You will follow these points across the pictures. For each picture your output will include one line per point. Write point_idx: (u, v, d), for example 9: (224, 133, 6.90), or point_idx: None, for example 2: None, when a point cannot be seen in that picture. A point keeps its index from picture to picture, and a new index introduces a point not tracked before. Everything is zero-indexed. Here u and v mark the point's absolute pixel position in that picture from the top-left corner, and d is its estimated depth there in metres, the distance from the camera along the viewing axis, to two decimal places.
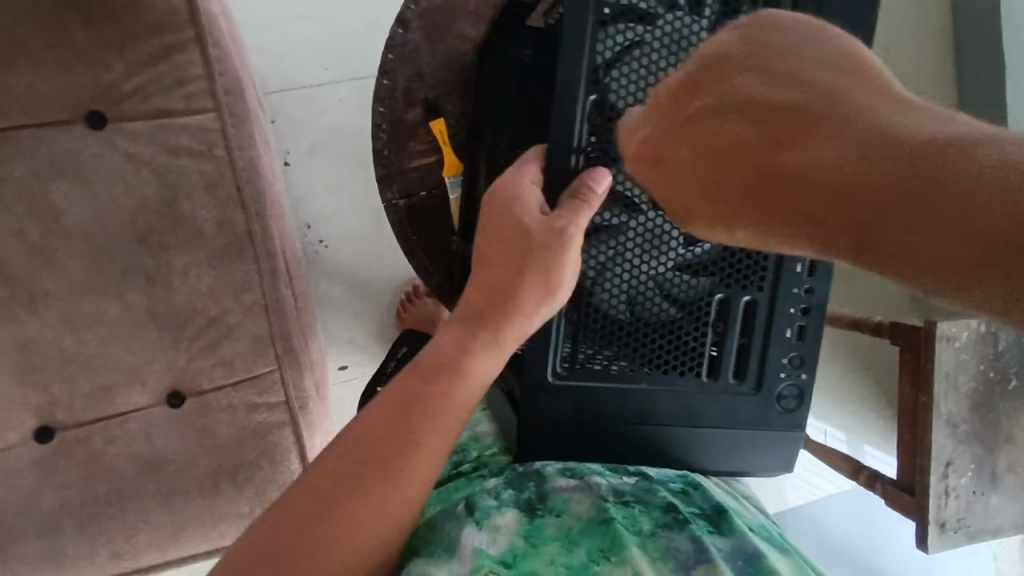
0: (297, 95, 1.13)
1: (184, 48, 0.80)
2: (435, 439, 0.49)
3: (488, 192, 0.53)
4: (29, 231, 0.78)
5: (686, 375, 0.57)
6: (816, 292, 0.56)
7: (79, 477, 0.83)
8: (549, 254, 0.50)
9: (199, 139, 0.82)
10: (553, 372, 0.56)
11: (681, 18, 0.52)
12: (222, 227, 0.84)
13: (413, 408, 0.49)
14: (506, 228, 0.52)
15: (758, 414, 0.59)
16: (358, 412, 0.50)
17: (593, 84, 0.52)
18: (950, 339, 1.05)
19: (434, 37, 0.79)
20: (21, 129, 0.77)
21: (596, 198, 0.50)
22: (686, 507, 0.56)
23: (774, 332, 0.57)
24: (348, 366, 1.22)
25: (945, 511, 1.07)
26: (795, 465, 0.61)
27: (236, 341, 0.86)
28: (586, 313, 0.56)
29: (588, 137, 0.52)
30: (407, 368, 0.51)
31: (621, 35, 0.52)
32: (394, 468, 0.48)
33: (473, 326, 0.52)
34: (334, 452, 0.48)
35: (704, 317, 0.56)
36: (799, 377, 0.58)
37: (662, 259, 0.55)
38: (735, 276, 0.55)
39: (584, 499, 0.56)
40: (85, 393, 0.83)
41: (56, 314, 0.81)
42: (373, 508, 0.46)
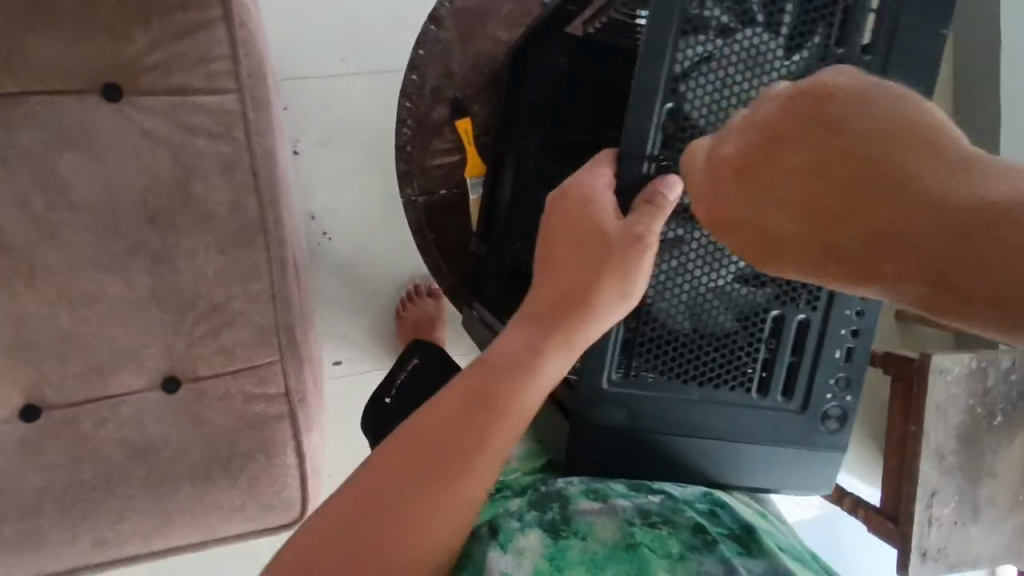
0: (311, 85, 1.12)
1: (211, 26, 0.78)
2: (505, 438, 0.45)
3: (561, 191, 0.51)
4: (33, 200, 0.76)
5: (736, 391, 0.56)
6: (867, 314, 0.55)
7: (63, 459, 0.79)
8: (628, 256, 0.48)
9: (219, 120, 0.80)
10: (609, 379, 0.54)
11: (760, 35, 0.49)
12: (234, 211, 0.82)
13: (485, 406, 0.45)
14: (583, 228, 0.49)
15: (803, 434, 0.57)
16: (419, 409, 0.46)
17: (671, 92, 0.50)
18: (942, 371, 1.07)
19: (467, 38, 0.80)
20: (34, 95, 0.74)
21: (669, 204, 0.48)
22: (715, 528, 0.55)
23: (824, 352, 0.55)
24: (343, 362, 1.20)
25: (927, 540, 1.09)
26: (831, 485, 0.60)
27: (239, 329, 0.84)
28: (643, 322, 0.54)
29: (660, 146, 0.50)
30: (473, 364, 0.47)
31: (699, 47, 0.49)
32: (461, 469, 0.44)
33: (547, 324, 0.48)
34: (398, 447, 0.44)
35: (758, 333, 0.55)
36: (844, 399, 0.57)
37: (721, 271, 0.53)
38: (792, 292, 0.54)
39: (609, 522, 0.54)
40: (77, 373, 0.80)
41: (53, 288, 0.78)
42: (442, 505, 0.43)
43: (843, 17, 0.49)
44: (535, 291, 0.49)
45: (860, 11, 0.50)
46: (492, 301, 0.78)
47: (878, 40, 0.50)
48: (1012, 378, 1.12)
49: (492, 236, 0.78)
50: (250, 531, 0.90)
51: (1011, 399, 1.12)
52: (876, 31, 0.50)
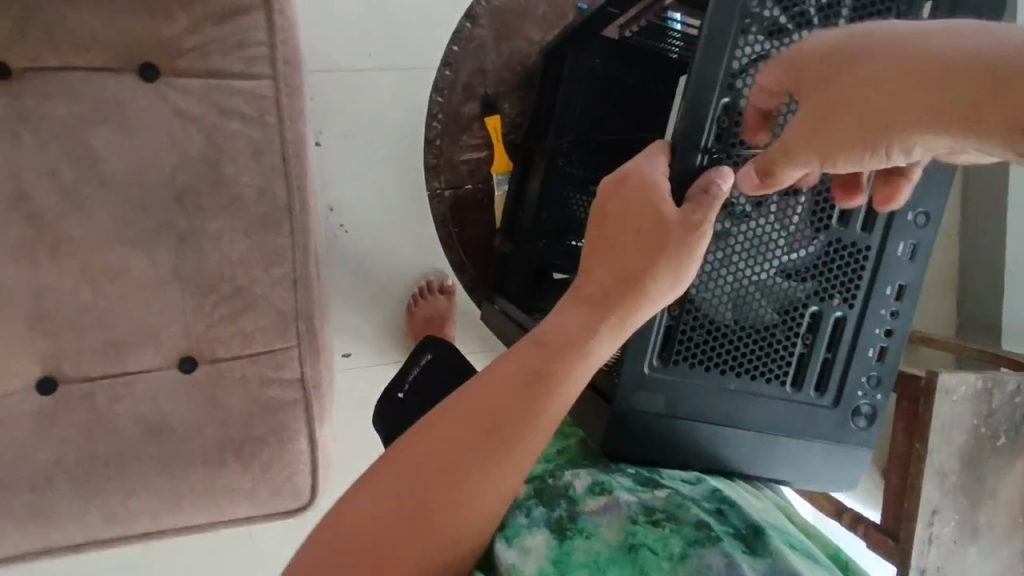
0: (339, 77, 1.13)
1: (251, 12, 0.79)
2: (554, 415, 0.46)
3: (617, 175, 0.51)
4: (64, 173, 0.76)
5: (771, 384, 0.57)
6: (901, 315, 0.57)
7: (76, 434, 0.79)
8: (683, 243, 0.48)
9: (253, 105, 0.81)
10: (650, 364, 0.55)
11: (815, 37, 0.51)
12: (261, 195, 0.83)
13: (537, 382, 0.46)
14: (641, 213, 0.49)
15: (834, 430, 0.58)
16: (472, 381, 0.47)
17: (728, 87, 0.51)
18: (948, 390, 1.08)
19: (502, 37, 0.81)
20: (73, 70, 0.75)
21: (722, 196, 0.48)
22: (720, 525, 0.50)
23: (859, 349, 0.57)
24: (352, 354, 1.21)
25: (927, 558, 1.09)
26: (857, 484, 0.61)
27: (259, 313, 0.85)
28: (686, 310, 0.55)
29: (713, 139, 0.52)
30: (527, 341, 0.48)
31: (757, 45, 0.51)
32: (511, 441, 0.45)
33: (601, 307, 0.48)
34: (449, 416, 0.45)
35: (796, 327, 0.56)
36: (875, 398, 0.58)
37: (763, 266, 0.54)
38: (829, 289, 0.55)
39: (614, 521, 0.51)
40: (94, 348, 0.80)
41: (77, 262, 0.78)
42: (491, 478, 0.44)
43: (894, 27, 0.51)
44: (588, 272, 0.50)
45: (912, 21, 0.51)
46: (516, 296, 0.79)
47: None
48: (1017, 401, 1.14)
49: (518, 233, 0.79)
50: (257, 516, 0.90)
51: (1014, 421, 1.14)
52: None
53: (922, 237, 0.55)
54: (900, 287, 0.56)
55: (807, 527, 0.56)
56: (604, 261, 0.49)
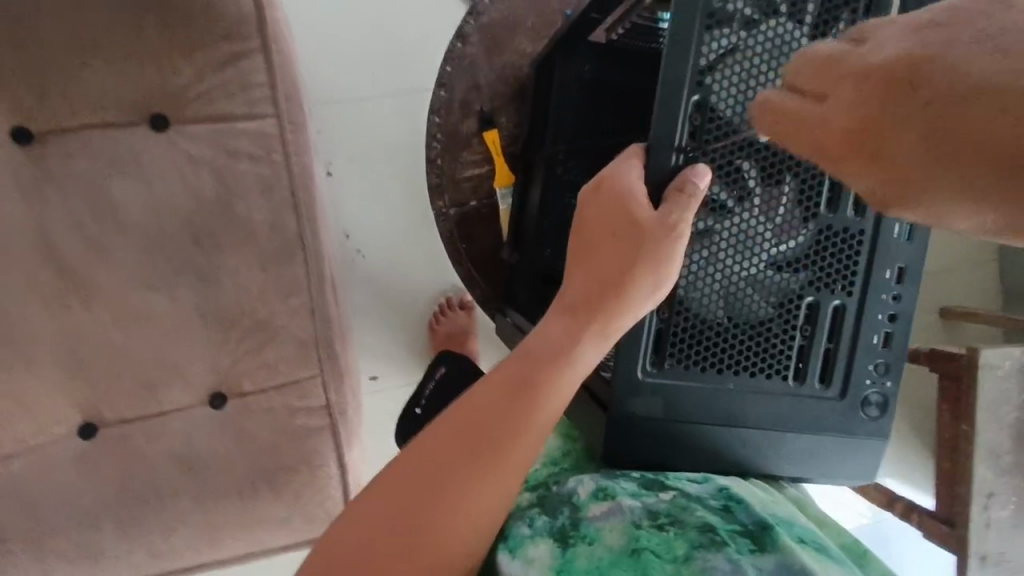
0: (343, 107, 1.16)
1: (250, 55, 0.82)
2: (542, 425, 0.47)
3: (593, 186, 0.52)
4: (88, 226, 0.80)
5: (772, 379, 0.55)
6: (903, 300, 0.55)
7: (118, 473, 0.83)
8: (661, 244, 0.49)
9: (258, 144, 0.84)
10: (643, 368, 0.54)
11: (783, 25, 0.50)
12: (273, 230, 0.85)
13: (526, 390, 0.47)
14: (617, 221, 0.50)
15: (843, 422, 0.56)
16: (462, 394, 0.48)
17: (697, 84, 0.50)
18: (991, 367, 1.04)
19: (492, 52, 0.82)
20: (89, 129, 0.79)
21: (700, 193, 0.49)
22: (725, 525, 0.49)
23: (861, 337, 0.55)
24: (379, 377, 1.23)
25: (986, 543, 1.04)
26: (876, 476, 0.59)
27: (281, 344, 0.87)
28: (676, 311, 0.54)
29: (687, 138, 0.51)
30: (513, 353, 0.50)
31: (723, 40, 0.50)
32: (503, 449, 0.45)
33: (584, 314, 0.49)
34: (442, 428, 0.46)
35: (793, 320, 0.55)
36: (884, 385, 0.56)
37: (753, 260, 0.53)
38: (825, 279, 0.54)
39: (617, 526, 0.50)
40: (129, 390, 0.83)
41: (107, 309, 0.82)
42: (483, 489, 0.45)
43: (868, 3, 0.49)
44: (570, 282, 0.51)
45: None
46: (525, 306, 0.80)
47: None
48: None
49: (523, 244, 0.80)
50: (295, 542, 0.92)
51: None
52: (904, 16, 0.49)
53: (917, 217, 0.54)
54: (899, 270, 0.55)
55: (820, 516, 0.56)
56: (585, 271, 0.51)
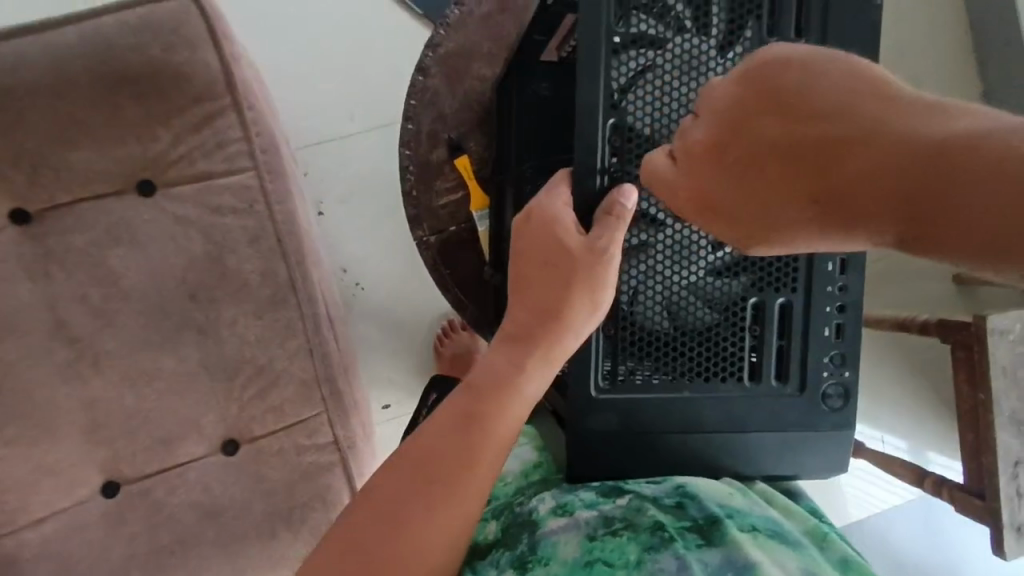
0: (326, 148, 1.19)
1: (224, 113, 0.86)
2: (491, 456, 0.48)
3: (523, 215, 0.53)
4: (90, 294, 0.83)
5: (727, 382, 0.55)
6: (851, 289, 0.54)
7: (141, 530, 0.85)
8: (592, 268, 0.50)
9: (241, 197, 0.87)
10: (596, 386, 0.54)
11: (689, 40, 0.52)
12: (265, 277, 0.88)
13: (474, 425, 0.49)
14: (549, 250, 0.51)
15: (806, 417, 0.56)
16: (414, 432, 0.50)
17: (611, 108, 0.52)
18: (1001, 332, 1.01)
19: (453, 81, 0.84)
20: (81, 202, 0.83)
21: (628, 213, 0.50)
22: (676, 523, 0.50)
23: (812, 331, 0.55)
24: (391, 405, 1.24)
25: (1021, 514, 1.01)
26: (846, 466, 0.58)
27: (284, 387, 0.89)
28: (622, 327, 0.54)
29: (611, 158, 0.52)
30: (461, 387, 0.51)
31: (633, 62, 0.52)
32: (454, 484, 0.47)
33: (525, 344, 0.51)
34: (395, 469, 0.48)
35: (741, 322, 0.55)
36: (842, 375, 0.56)
37: (693, 268, 0.54)
38: (767, 279, 0.54)
39: (572, 539, 0.49)
40: (145, 447, 0.86)
41: (116, 372, 0.84)
42: (436, 525, 0.46)
43: (771, 7, 0.52)
44: (511, 312, 0.52)
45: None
46: None
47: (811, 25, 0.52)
48: None
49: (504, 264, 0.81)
50: None
51: None
52: (803, 15, 0.52)
53: None
54: (842, 260, 0.54)
55: (786, 504, 0.54)
56: (524, 300, 0.52)
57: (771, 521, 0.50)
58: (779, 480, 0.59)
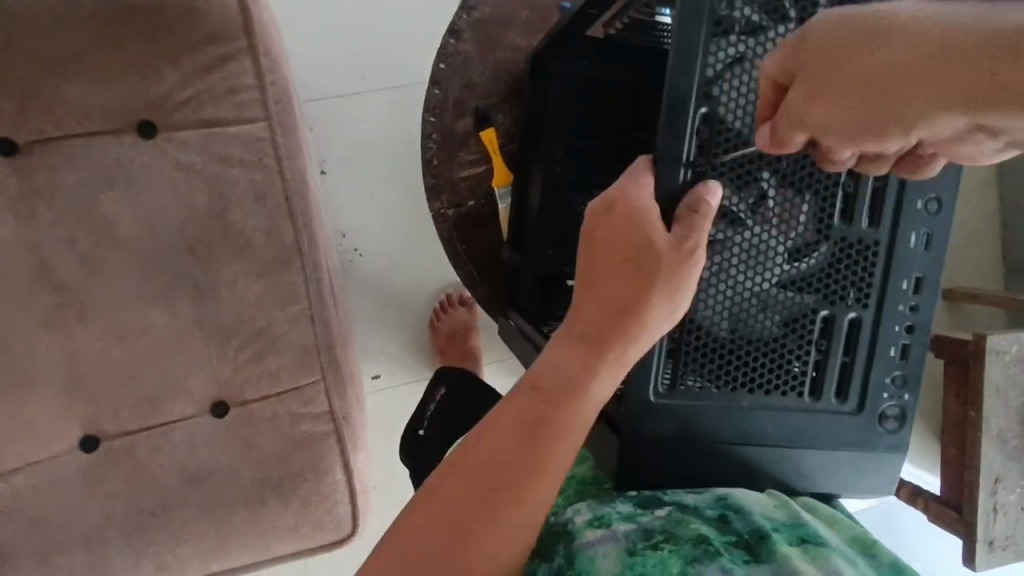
0: (337, 103, 1.13)
1: (237, 58, 0.80)
2: (558, 459, 0.46)
3: (601, 203, 0.50)
4: (79, 239, 0.78)
5: (788, 395, 0.55)
6: (921, 311, 0.55)
7: (122, 488, 0.81)
8: (676, 268, 0.48)
9: (250, 149, 0.82)
10: (655, 391, 0.54)
11: (792, 31, 0.50)
12: (270, 236, 0.84)
13: (542, 429, 0.46)
14: (629, 244, 0.48)
15: (861, 436, 0.57)
16: (474, 431, 0.47)
17: (704, 97, 0.50)
18: (999, 351, 1.03)
19: (486, 47, 0.84)
20: (74, 138, 0.77)
21: (712, 211, 0.49)
22: (719, 537, 0.49)
23: (878, 350, 0.55)
24: (382, 375, 1.21)
25: (994, 528, 1.04)
26: (894, 487, 0.59)
27: (281, 352, 0.86)
28: (688, 332, 0.54)
29: (696, 152, 0.51)
30: (524, 386, 0.48)
31: (731, 48, 0.49)
32: (522, 489, 0.44)
33: (596, 343, 0.48)
34: (457, 472, 0.44)
35: (808, 335, 0.55)
36: (901, 398, 0.57)
37: (765, 276, 0.53)
38: (837, 293, 0.54)
39: (612, 552, 0.48)
40: (130, 404, 0.82)
41: (103, 323, 0.80)
42: (503, 531, 0.44)
43: None
44: (580, 308, 0.49)
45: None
46: (527, 308, 0.79)
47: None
48: None
49: (524, 242, 0.79)
50: (302, 550, 0.90)
51: None
52: None
53: (934, 224, 0.54)
54: (916, 280, 0.55)
55: (831, 514, 0.55)
56: (597, 295, 0.49)
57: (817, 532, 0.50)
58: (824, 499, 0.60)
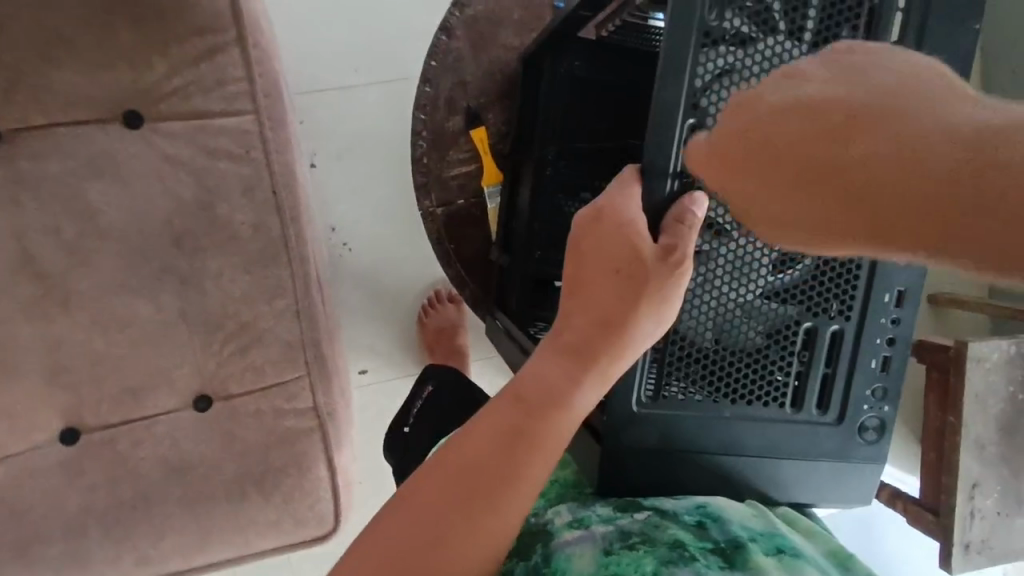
0: (326, 97, 1.12)
1: (226, 49, 0.79)
2: (537, 470, 0.46)
3: (590, 212, 0.50)
4: (62, 228, 0.77)
5: (769, 406, 0.56)
6: (902, 323, 0.55)
7: (102, 481, 0.80)
8: (661, 282, 0.48)
9: (238, 142, 0.81)
10: (638, 401, 0.54)
11: (782, 43, 0.50)
12: (257, 231, 0.83)
13: (523, 439, 0.45)
14: (616, 256, 0.48)
15: (840, 447, 0.57)
16: (454, 438, 0.46)
17: (692, 108, 0.50)
18: (980, 359, 1.05)
19: (478, 45, 0.83)
20: (59, 126, 0.76)
21: (698, 222, 0.49)
22: (695, 543, 0.49)
23: (858, 362, 0.56)
24: (368, 371, 1.21)
25: (969, 532, 1.05)
26: (871, 497, 0.60)
27: (267, 347, 0.85)
28: (672, 342, 0.54)
29: (684, 162, 0.50)
30: (507, 394, 0.47)
31: (720, 59, 0.49)
32: (500, 499, 0.44)
33: (579, 355, 0.48)
34: (434, 481, 0.44)
35: (790, 346, 0.55)
36: (881, 410, 0.57)
37: (750, 287, 0.54)
38: (820, 304, 0.54)
39: (588, 552, 0.49)
40: (112, 397, 0.81)
41: (86, 314, 0.79)
42: (479, 541, 0.43)
43: (868, 19, 0.50)
44: (566, 319, 0.49)
45: (886, 12, 0.50)
46: (516, 311, 0.79)
47: (906, 39, 0.50)
48: None
49: (513, 245, 0.79)
50: (285, 544, 0.90)
51: None
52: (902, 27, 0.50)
53: None
54: (898, 293, 0.55)
55: (808, 527, 0.55)
56: (583, 306, 0.49)
57: (793, 542, 0.50)
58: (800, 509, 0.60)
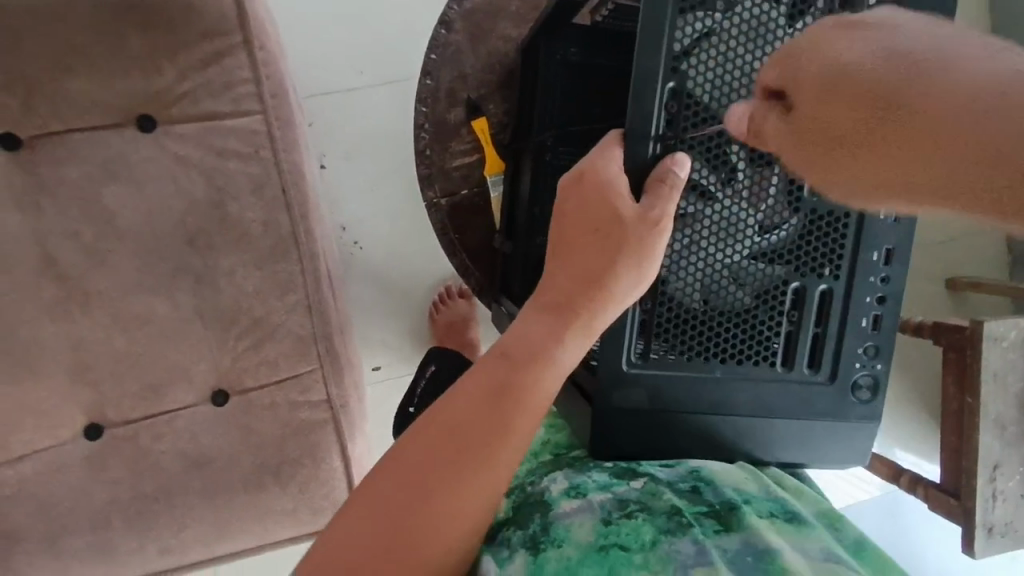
0: (334, 98, 1.14)
1: (233, 52, 0.82)
2: (523, 424, 0.47)
3: (574, 175, 0.52)
4: (81, 232, 0.79)
5: (759, 365, 0.57)
6: (892, 281, 0.56)
7: (125, 475, 0.83)
8: (642, 239, 0.49)
9: (246, 141, 0.84)
10: (628, 360, 0.55)
11: (761, 5, 0.51)
12: (268, 227, 0.85)
13: (509, 393, 0.46)
14: (599, 216, 0.50)
15: (833, 407, 0.58)
16: (444, 394, 0.48)
17: (672, 71, 0.51)
18: (996, 338, 1.03)
19: (476, 38, 0.85)
20: (74, 133, 0.78)
21: (680, 182, 0.50)
22: (691, 508, 0.51)
23: (850, 320, 0.56)
24: (382, 367, 1.23)
25: (993, 514, 1.03)
26: (866, 458, 0.60)
27: (280, 341, 0.87)
28: (660, 303, 0.55)
29: (665, 126, 0.52)
30: (495, 351, 0.49)
31: (699, 23, 0.51)
32: (487, 450, 0.45)
33: (564, 311, 0.49)
34: (424, 435, 0.45)
35: (779, 306, 0.56)
36: (874, 368, 0.58)
37: (737, 247, 0.55)
38: (810, 264, 0.55)
39: (586, 522, 0.50)
40: (133, 393, 0.83)
41: (106, 313, 0.81)
42: (466, 492, 0.44)
43: None
44: (552, 279, 0.50)
45: None
46: (519, 296, 0.80)
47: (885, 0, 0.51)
48: None
49: (516, 232, 0.81)
50: (301, 536, 0.92)
51: None
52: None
53: None
54: (888, 251, 0.55)
55: (797, 486, 0.57)
56: (568, 265, 0.50)
57: (785, 504, 0.52)
58: (792, 467, 0.61)
